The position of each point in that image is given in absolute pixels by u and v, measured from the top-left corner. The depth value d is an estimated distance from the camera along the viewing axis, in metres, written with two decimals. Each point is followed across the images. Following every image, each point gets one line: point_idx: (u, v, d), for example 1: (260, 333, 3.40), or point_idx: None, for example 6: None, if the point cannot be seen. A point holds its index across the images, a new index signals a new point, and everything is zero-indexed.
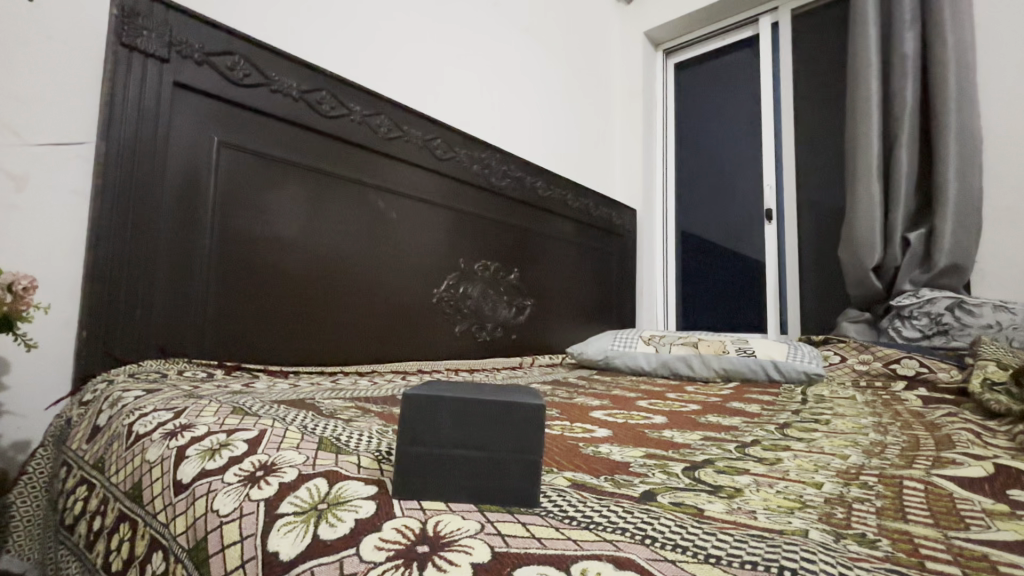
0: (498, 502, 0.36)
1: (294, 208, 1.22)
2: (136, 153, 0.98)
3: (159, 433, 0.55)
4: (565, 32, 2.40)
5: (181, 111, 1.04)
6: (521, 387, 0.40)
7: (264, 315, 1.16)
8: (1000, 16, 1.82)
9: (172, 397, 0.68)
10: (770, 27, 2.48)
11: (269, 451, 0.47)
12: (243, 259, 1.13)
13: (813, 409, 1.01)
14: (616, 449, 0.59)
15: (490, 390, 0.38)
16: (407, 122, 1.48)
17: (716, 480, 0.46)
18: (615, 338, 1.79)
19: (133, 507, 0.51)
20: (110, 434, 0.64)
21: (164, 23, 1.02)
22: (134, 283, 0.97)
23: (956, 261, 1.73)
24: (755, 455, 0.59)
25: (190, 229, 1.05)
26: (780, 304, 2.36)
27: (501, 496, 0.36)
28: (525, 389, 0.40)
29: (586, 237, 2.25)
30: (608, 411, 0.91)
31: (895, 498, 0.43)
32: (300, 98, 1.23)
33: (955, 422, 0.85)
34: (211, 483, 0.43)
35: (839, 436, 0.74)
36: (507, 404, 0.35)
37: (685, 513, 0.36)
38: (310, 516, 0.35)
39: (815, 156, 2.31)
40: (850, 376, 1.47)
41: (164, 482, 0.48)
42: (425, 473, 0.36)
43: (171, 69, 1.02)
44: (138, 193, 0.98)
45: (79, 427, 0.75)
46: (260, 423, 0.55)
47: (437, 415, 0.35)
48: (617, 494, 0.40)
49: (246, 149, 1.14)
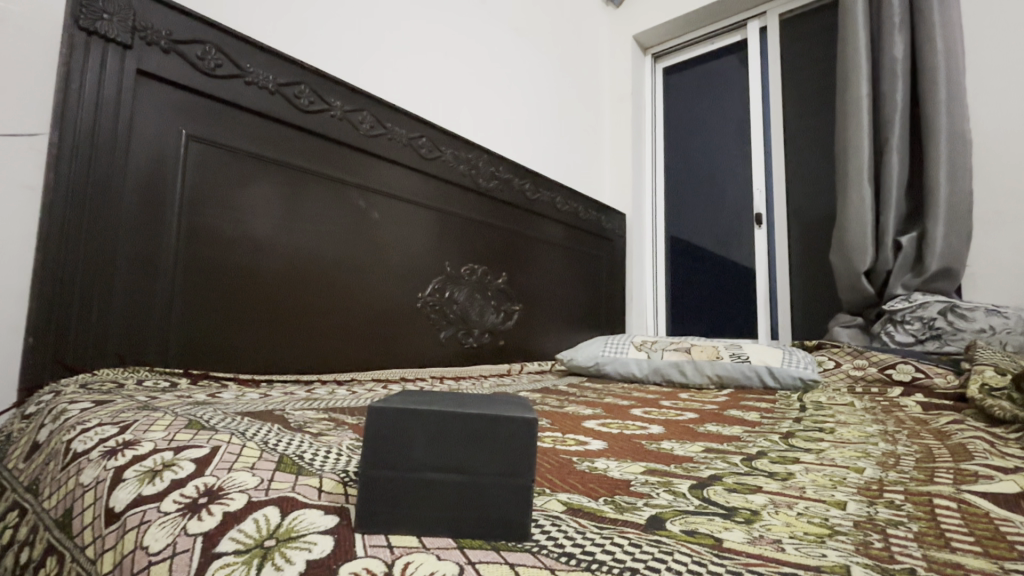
0: (476, 538, 0.30)
1: (268, 207, 1.16)
2: (95, 146, 0.91)
3: (98, 452, 0.48)
4: (553, 34, 2.37)
5: (144, 101, 0.98)
6: (514, 399, 0.35)
7: (235, 319, 1.09)
8: (987, 21, 1.83)
9: (124, 409, 0.61)
10: (758, 32, 2.48)
11: (219, 473, 0.40)
12: (213, 260, 1.06)
13: (814, 416, 0.97)
14: (613, 465, 0.54)
15: (476, 401, 0.34)
16: (389, 118, 1.42)
17: (729, 502, 0.41)
18: (606, 343, 1.74)
19: (62, 539, 0.44)
20: (48, 452, 0.57)
21: (127, 6, 0.95)
22: (91, 285, 0.89)
23: (947, 264, 1.71)
24: (765, 469, 0.54)
25: (154, 227, 0.98)
26: (770, 310, 2.33)
27: (482, 529, 0.30)
28: (518, 400, 0.36)
29: (575, 241, 2.21)
30: (602, 421, 0.86)
31: (931, 520, 0.38)
32: (276, 92, 1.17)
33: (964, 430, 0.81)
34: (145, 513, 0.37)
35: (847, 445, 0.70)
36: (494, 413, 0.31)
37: (702, 546, 0.31)
38: (254, 556, 0.29)
39: (805, 160, 2.30)
40: (844, 382, 1.44)
41: (96, 510, 0.41)
42: (393, 502, 0.30)
43: (134, 56, 0.96)
44: (96, 187, 0.91)
45: (19, 443, 0.67)
46: (214, 439, 0.48)
47: (411, 429, 0.30)
48: (619, 521, 0.35)
49: (216, 143, 1.07)
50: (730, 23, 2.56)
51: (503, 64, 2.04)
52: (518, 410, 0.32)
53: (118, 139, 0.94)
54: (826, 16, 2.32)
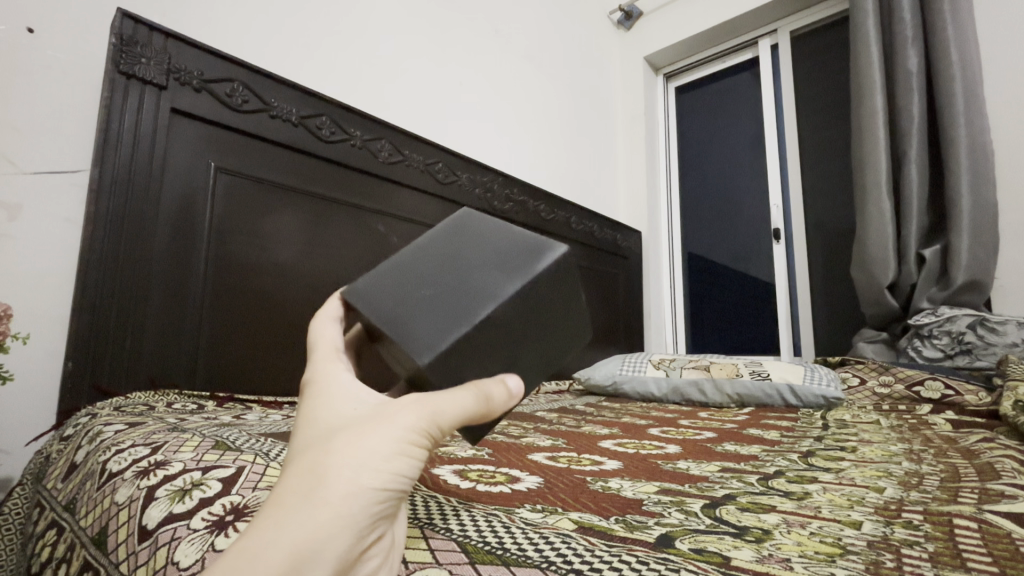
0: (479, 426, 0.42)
1: (293, 234, 1.20)
2: (131, 180, 0.96)
3: (132, 472, 0.51)
4: (567, 59, 2.43)
5: (177, 137, 1.04)
6: (502, 270, 0.38)
7: (258, 344, 1.12)
8: (1002, 31, 1.82)
9: (155, 431, 0.64)
10: (769, 49, 2.50)
11: (244, 491, 0.42)
12: (240, 287, 1.10)
13: (838, 435, 0.94)
14: (626, 484, 0.55)
15: (456, 288, 0.37)
16: (406, 145, 1.46)
17: (742, 521, 0.41)
18: (624, 362, 1.74)
19: (96, 556, 0.47)
20: (85, 473, 0.60)
21: (163, 50, 1.02)
22: (126, 312, 0.94)
23: (975, 277, 1.66)
24: (782, 489, 0.54)
25: (185, 255, 1.03)
26: (792, 326, 2.29)
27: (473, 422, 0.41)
28: (507, 278, 0.37)
29: (591, 260, 2.22)
30: (619, 440, 0.86)
31: (949, 540, 0.38)
32: (299, 124, 1.22)
33: (994, 448, 0.78)
34: (176, 530, 0.39)
35: (868, 464, 0.69)
36: (420, 332, 0.35)
37: (708, 563, 0.31)
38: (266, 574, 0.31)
39: (823, 174, 2.28)
40: (871, 400, 1.40)
41: (130, 528, 0.44)
42: None
43: (168, 96, 1.02)
44: (133, 219, 0.96)
45: (57, 464, 0.71)
46: (240, 459, 0.50)
47: (314, 509, 0.27)
48: (628, 539, 0.35)
49: (245, 174, 1.13)
50: (741, 42, 2.60)
51: (515, 89, 2.08)
52: (475, 312, 0.36)
53: (152, 176, 0.99)
54: (837, 31, 2.33)
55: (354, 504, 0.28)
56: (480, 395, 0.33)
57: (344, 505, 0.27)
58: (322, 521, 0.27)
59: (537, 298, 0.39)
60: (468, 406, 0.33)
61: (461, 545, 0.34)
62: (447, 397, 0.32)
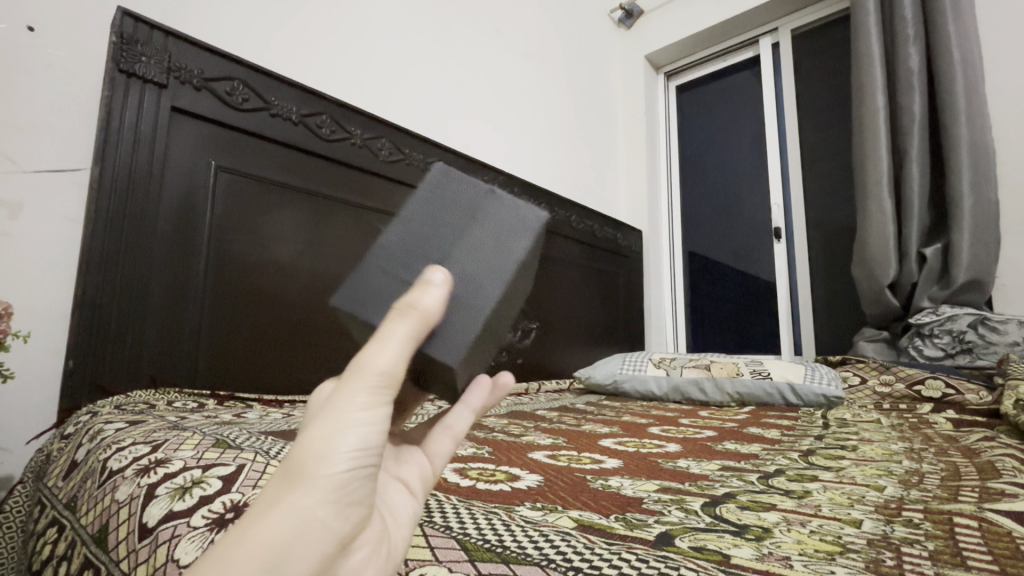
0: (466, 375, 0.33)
1: (293, 233, 1.20)
2: (131, 179, 0.96)
3: (132, 470, 0.51)
4: (568, 58, 2.43)
5: (178, 136, 1.04)
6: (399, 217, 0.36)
7: (259, 343, 1.12)
8: (1004, 30, 1.81)
9: (155, 429, 0.64)
10: (770, 48, 2.50)
11: (244, 489, 0.42)
12: (240, 286, 1.10)
13: (838, 434, 0.94)
14: (626, 483, 0.55)
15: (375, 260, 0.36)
16: (407, 144, 1.47)
17: (742, 519, 0.41)
18: (625, 361, 1.74)
19: (97, 553, 0.47)
20: (86, 470, 0.60)
21: (164, 49, 1.02)
22: (126, 310, 0.94)
23: (976, 276, 1.66)
24: (782, 487, 0.54)
25: (185, 253, 1.03)
26: (793, 325, 2.29)
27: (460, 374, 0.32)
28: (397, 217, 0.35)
29: (592, 259, 2.22)
30: (619, 439, 0.86)
31: (949, 539, 0.38)
32: (300, 123, 1.22)
33: (995, 447, 0.78)
34: (176, 528, 0.39)
35: (869, 463, 0.68)
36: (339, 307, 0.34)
37: (708, 561, 0.31)
38: None
39: (824, 172, 2.28)
40: (871, 399, 1.40)
41: (130, 525, 0.44)
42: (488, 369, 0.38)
43: (169, 94, 1.02)
44: (133, 218, 0.96)
45: (58, 462, 0.71)
46: (240, 457, 0.50)
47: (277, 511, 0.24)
48: (628, 538, 0.35)
49: (245, 173, 1.12)
50: (742, 41, 2.59)
51: (516, 90, 2.08)
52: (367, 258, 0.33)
53: (153, 174, 0.99)
54: (838, 29, 2.32)
55: (308, 497, 0.24)
56: (414, 320, 0.27)
57: (296, 503, 0.24)
58: (286, 522, 0.24)
59: (431, 204, 0.34)
60: (407, 334, 0.27)
61: (460, 544, 0.34)
62: (382, 339, 0.27)
